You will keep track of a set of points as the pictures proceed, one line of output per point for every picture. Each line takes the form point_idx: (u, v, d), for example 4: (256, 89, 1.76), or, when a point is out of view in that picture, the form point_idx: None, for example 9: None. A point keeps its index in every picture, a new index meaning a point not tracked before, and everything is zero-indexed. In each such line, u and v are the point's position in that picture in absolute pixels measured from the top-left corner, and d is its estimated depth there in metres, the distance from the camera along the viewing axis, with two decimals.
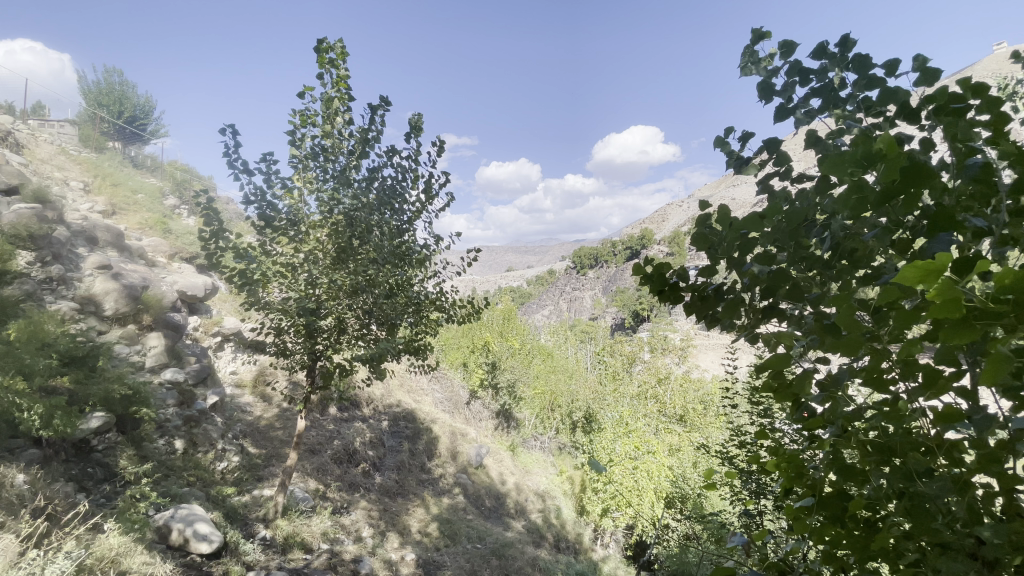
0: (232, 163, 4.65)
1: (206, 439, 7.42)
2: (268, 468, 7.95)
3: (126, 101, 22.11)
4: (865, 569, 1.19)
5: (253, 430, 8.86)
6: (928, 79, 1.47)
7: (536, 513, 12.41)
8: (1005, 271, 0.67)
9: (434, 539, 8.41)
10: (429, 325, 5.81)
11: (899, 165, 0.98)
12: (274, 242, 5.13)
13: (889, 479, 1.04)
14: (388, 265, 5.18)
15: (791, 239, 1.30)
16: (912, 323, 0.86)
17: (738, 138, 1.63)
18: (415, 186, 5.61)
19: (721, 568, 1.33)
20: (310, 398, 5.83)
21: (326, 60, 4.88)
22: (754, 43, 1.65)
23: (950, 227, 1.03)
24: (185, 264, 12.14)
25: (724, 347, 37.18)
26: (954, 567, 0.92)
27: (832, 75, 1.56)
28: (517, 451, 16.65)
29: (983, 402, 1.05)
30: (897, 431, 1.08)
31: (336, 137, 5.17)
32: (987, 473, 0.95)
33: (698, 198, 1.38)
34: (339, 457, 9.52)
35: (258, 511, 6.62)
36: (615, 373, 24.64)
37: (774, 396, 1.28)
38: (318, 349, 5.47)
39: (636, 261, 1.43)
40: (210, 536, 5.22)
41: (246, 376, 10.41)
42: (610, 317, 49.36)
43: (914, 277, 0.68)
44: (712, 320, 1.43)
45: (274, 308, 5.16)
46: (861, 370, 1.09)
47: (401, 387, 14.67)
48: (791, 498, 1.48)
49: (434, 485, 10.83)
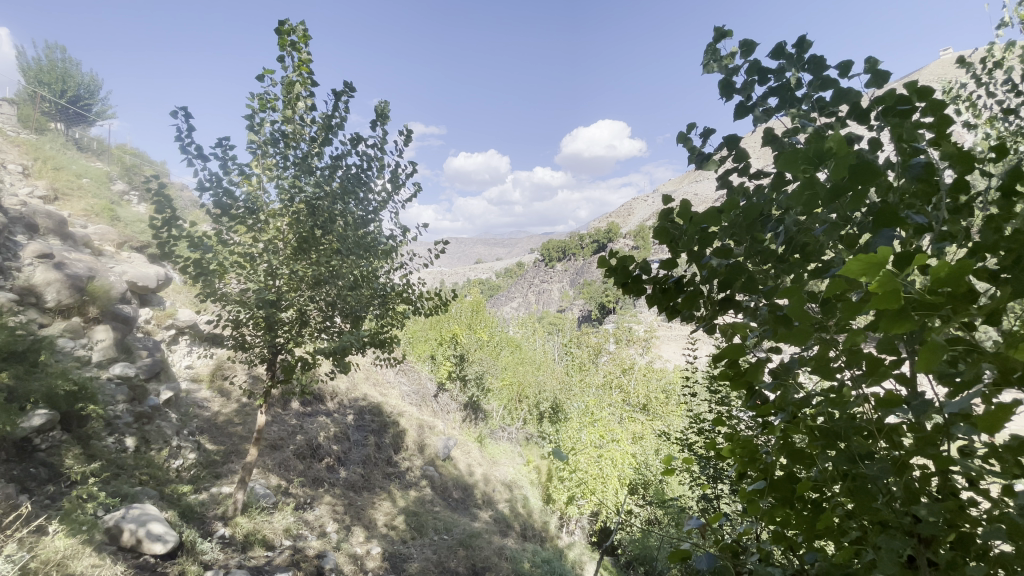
0: (185, 148, 4.42)
1: (159, 437, 7.11)
2: (227, 465, 7.71)
3: (71, 79, 20.77)
4: (812, 547, 1.25)
5: (210, 426, 8.56)
6: (878, 80, 1.54)
7: (503, 503, 12.49)
8: (940, 263, 0.71)
9: (400, 532, 8.37)
10: (395, 317, 5.76)
11: (849, 163, 1.02)
12: (231, 231, 4.90)
13: (835, 462, 1.09)
14: (352, 256, 5.11)
15: (747, 233, 1.33)
16: (857, 313, 0.90)
17: (699, 134, 1.66)
18: (381, 175, 5.49)
19: (677, 551, 1.36)
20: (271, 392, 5.65)
21: (287, 43, 4.70)
22: (716, 41, 1.69)
23: (894, 223, 1.08)
24: (135, 253, 11.55)
25: (685, 338, 38.29)
26: (894, 544, 0.98)
27: (789, 75, 1.61)
28: (485, 442, 16.66)
29: (920, 389, 1.11)
30: (841, 416, 1.14)
31: (297, 123, 5.01)
32: (923, 455, 1.02)
33: (662, 193, 1.40)
34: (302, 451, 9.31)
35: (216, 509, 6.41)
36: (582, 364, 25.03)
37: (729, 384, 1.31)
38: (278, 342, 5.32)
39: (601, 253, 1.47)
40: (164, 536, 5.03)
41: (203, 371, 10.04)
42: (577, 309, 49.98)
43: (859, 269, 0.72)
44: (672, 311, 1.46)
45: (231, 300, 4.97)
46: (810, 358, 1.14)
47: (366, 381, 14.48)
48: (745, 482, 1.53)
49: (401, 478, 10.75)
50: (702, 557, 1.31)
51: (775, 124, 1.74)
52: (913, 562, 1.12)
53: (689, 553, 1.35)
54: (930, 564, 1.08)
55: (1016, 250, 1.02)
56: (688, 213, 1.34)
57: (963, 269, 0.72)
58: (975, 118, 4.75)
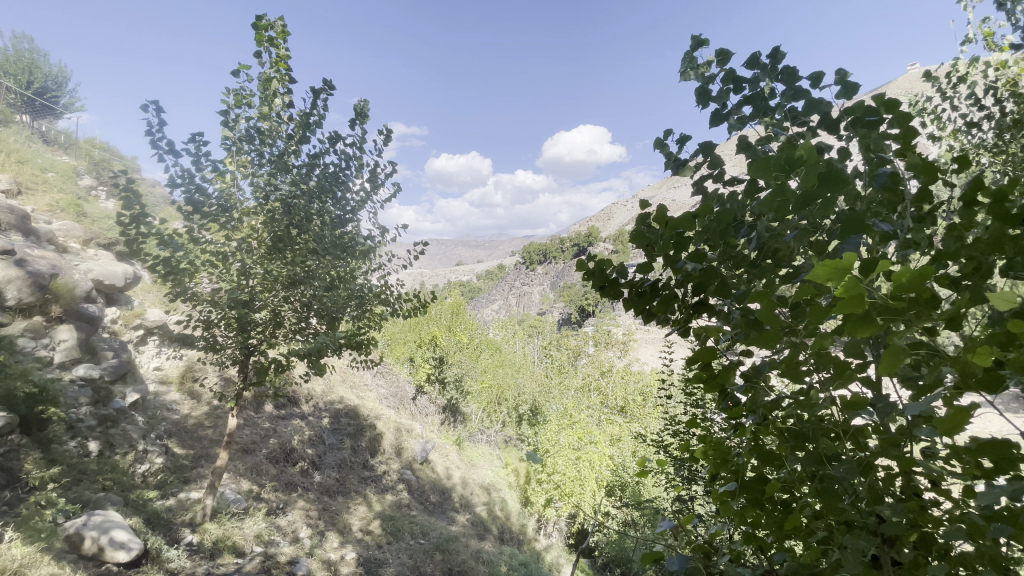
0: (156, 143, 4.29)
1: (125, 440, 6.87)
2: (196, 470, 7.50)
3: (37, 69, 20.09)
4: (782, 548, 1.26)
5: (179, 430, 8.30)
6: (847, 91, 1.58)
7: (481, 506, 12.43)
8: (902, 269, 0.73)
9: (375, 537, 8.24)
10: (372, 319, 5.69)
11: (817, 171, 1.05)
12: (203, 228, 4.74)
13: (804, 463, 1.11)
14: (329, 257, 5.07)
15: (721, 238, 1.35)
16: (824, 318, 0.92)
17: (675, 140, 1.68)
18: (359, 175, 5.42)
19: (651, 553, 1.36)
20: (243, 395, 5.50)
21: (264, 39, 4.61)
22: (692, 49, 1.72)
23: (860, 230, 1.11)
24: (102, 251, 11.16)
25: (662, 340, 38.81)
26: (860, 543, 0.99)
27: (763, 85, 1.65)
28: (463, 444, 16.56)
29: (884, 391, 1.14)
30: (809, 419, 1.17)
31: (274, 120, 4.92)
32: (887, 456, 1.05)
33: (639, 197, 1.42)
34: (275, 455, 9.12)
35: (184, 515, 6.22)
36: (561, 367, 25.14)
37: (701, 386, 1.33)
38: (251, 343, 5.20)
39: (579, 256, 1.49)
40: (128, 544, 4.86)
41: (173, 373, 9.75)
42: (557, 312, 50.18)
43: (823, 275, 0.74)
44: (648, 315, 1.48)
45: (203, 300, 4.84)
46: (781, 361, 1.16)
47: (342, 383, 14.27)
48: (718, 484, 1.55)
49: (377, 482, 10.60)
50: (674, 558, 1.32)
51: (749, 131, 1.78)
52: (877, 562, 1.16)
53: (661, 555, 1.35)
54: (893, 562, 1.10)
55: (975, 258, 1.06)
56: (664, 218, 1.35)
57: (924, 275, 0.74)
58: (940, 131, 4.93)
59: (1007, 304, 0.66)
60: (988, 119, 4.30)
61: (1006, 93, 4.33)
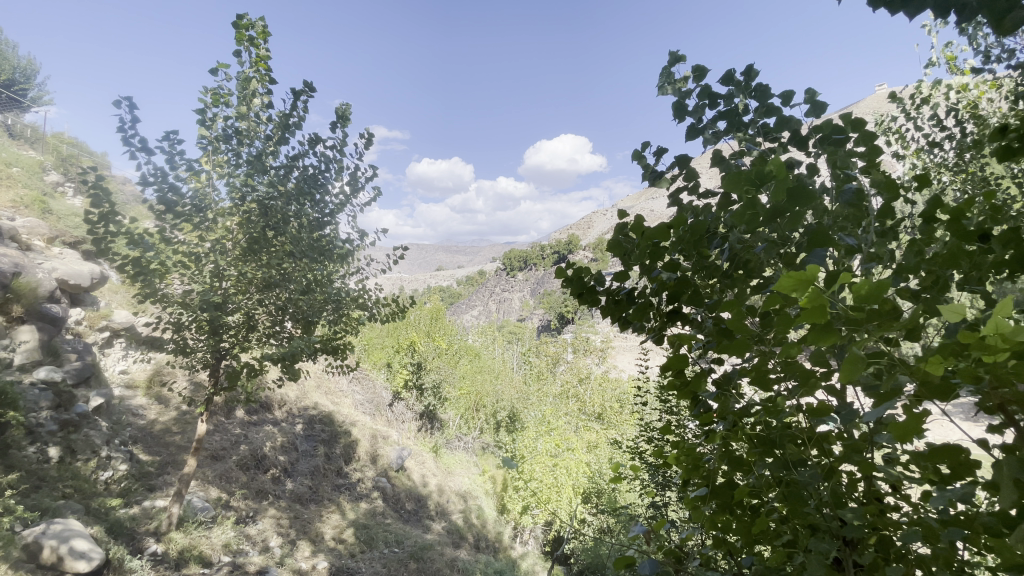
0: (128, 139, 4.17)
1: (87, 446, 6.60)
2: (162, 477, 7.25)
3: (5, 61, 19.41)
4: (751, 551, 1.29)
5: (145, 436, 8.01)
6: (816, 110, 1.64)
7: (457, 514, 12.31)
8: (861, 281, 0.77)
9: (348, 546, 8.08)
10: (349, 323, 5.61)
11: (786, 186, 1.09)
12: (176, 228, 4.60)
13: (771, 469, 1.14)
14: (306, 259, 5.00)
15: (695, 249, 1.38)
16: (790, 327, 0.95)
17: (652, 153, 1.72)
18: (339, 178, 5.38)
19: (622, 558, 1.38)
20: (212, 401, 5.34)
21: (244, 38, 4.55)
22: (670, 65, 1.76)
23: (826, 244, 1.16)
24: (68, 249, 10.78)
25: (638, 348, 39.27)
26: (822, 547, 1.03)
27: (738, 101, 1.70)
28: (440, 451, 16.39)
29: (847, 399, 1.19)
30: (776, 425, 1.20)
31: (252, 120, 4.85)
32: (850, 461, 1.09)
33: (617, 207, 1.44)
34: (246, 462, 8.89)
35: (148, 524, 5.99)
36: (540, 374, 25.21)
37: (675, 393, 1.37)
38: (223, 347, 5.07)
39: (558, 263, 1.52)
40: (89, 553, 4.65)
41: (140, 376, 9.43)
42: (537, 319, 50.27)
43: (789, 286, 0.77)
44: (625, 322, 1.51)
45: (173, 301, 4.71)
46: (749, 369, 1.20)
47: (317, 389, 14.01)
48: (690, 489, 1.57)
49: (351, 490, 10.42)
50: (645, 562, 1.33)
51: (724, 145, 1.83)
52: (839, 565, 1.19)
53: (633, 560, 1.37)
54: (854, 564, 1.14)
55: (934, 271, 1.12)
56: (641, 227, 1.38)
57: (881, 288, 0.77)
58: (904, 149, 5.14)
59: (957, 317, 0.70)
60: (949, 139, 4.51)
61: (965, 115, 4.54)
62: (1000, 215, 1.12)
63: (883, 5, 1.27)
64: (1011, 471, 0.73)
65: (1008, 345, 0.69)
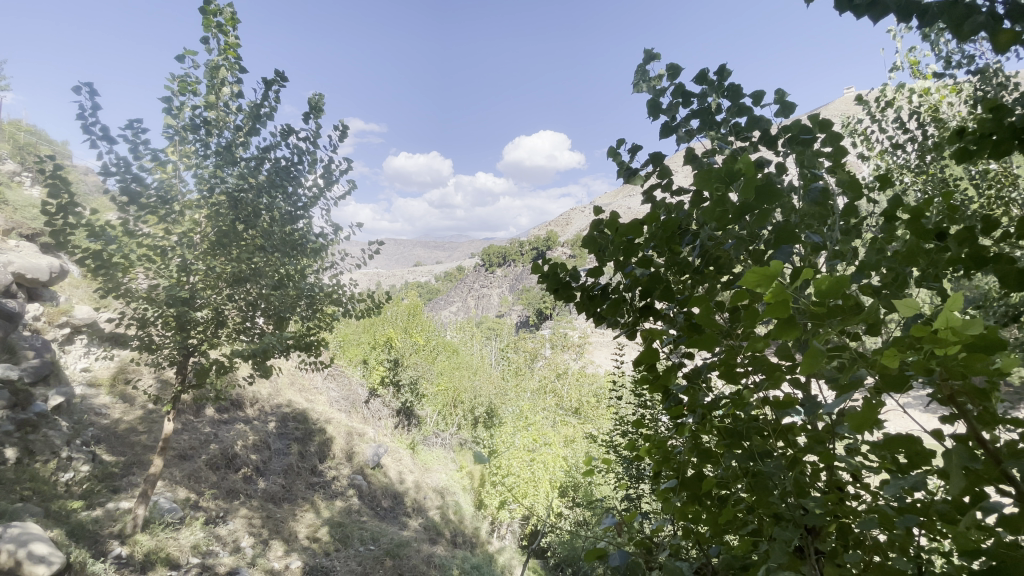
0: (88, 127, 3.99)
1: (46, 447, 6.35)
2: (126, 478, 7.02)
3: None
4: (719, 540, 1.31)
5: (108, 435, 7.74)
6: (785, 111, 1.68)
7: (434, 510, 12.25)
8: (822, 277, 0.78)
9: (323, 544, 7.99)
10: (323, 319, 5.55)
11: (755, 184, 1.12)
12: (140, 221, 4.38)
13: (738, 459, 1.17)
14: (277, 254, 4.95)
15: (667, 246, 1.39)
16: (754, 321, 0.98)
17: (627, 150, 1.73)
18: (313, 170, 5.27)
19: (595, 549, 1.39)
20: (180, 399, 5.17)
21: (213, 24, 4.40)
22: (645, 62, 1.78)
23: (791, 241, 1.19)
24: (24, 242, 10.28)
25: (614, 344, 39.66)
26: (784, 534, 1.06)
27: (710, 100, 1.73)
28: (418, 448, 16.26)
29: (811, 391, 1.22)
30: (744, 417, 1.23)
31: (221, 110, 4.72)
32: (812, 452, 1.13)
33: (593, 203, 1.46)
34: (216, 461, 8.68)
35: (112, 526, 5.79)
36: (518, 369, 25.27)
37: (646, 387, 1.39)
38: (191, 343, 4.91)
39: (536, 260, 1.54)
40: (49, 557, 4.46)
41: (102, 375, 9.09)
42: (516, 315, 50.35)
43: (755, 282, 0.79)
44: (599, 317, 1.53)
45: (138, 296, 4.52)
46: (719, 364, 1.22)
47: (290, 386, 13.76)
48: (660, 481, 1.60)
49: (325, 488, 10.28)
50: (615, 554, 1.35)
51: (697, 144, 1.85)
52: (801, 552, 1.23)
53: (604, 551, 1.38)
54: (816, 551, 1.18)
55: (894, 269, 1.16)
56: (615, 224, 1.40)
57: (841, 283, 0.79)
58: (869, 151, 5.32)
59: (912, 312, 0.72)
60: (910, 141, 4.68)
61: (926, 118, 4.71)
62: (955, 215, 1.17)
63: (848, 9, 1.30)
64: (959, 460, 0.76)
65: (957, 339, 0.71)
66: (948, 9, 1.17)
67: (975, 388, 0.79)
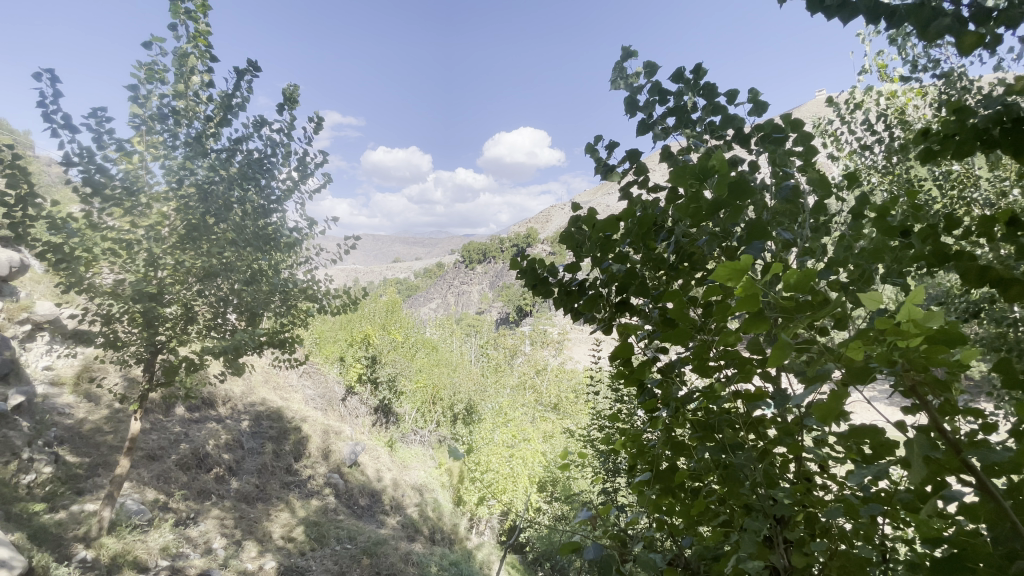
0: (49, 115, 3.82)
1: (5, 448, 6.09)
2: (92, 480, 6.80)
3: None
4: (692, 530, 1.33)
5: (72, 436, 7.47)
6: (758, 110, 1.71)
7: (413, 507, 12.17)
8: (791, 272, 0.78)
9: (298, 544, 7.88)
10: (297, 315, 5.45)
11: (728, 181, 1.14)
12: (105, 213, 4.22)
13: (711, 452, 1.19)
14: (250, 249, 4.85)
15: (643, 241, 1.40)
16: (725, 315, 0.99)
17: (605, 147, 1.74)
18: (287, 163, 5.15)
19: (570, 543, 1.40)
20: (147, 397, 5.02)
21: (181, 10, 4.25)
22: (622, 60, 1.79)
23: (763, 238, 1.21)
24: None
25: (593, 340, 39.96)
26: (754, 524, 1.07)
27: (686, 98, 1.75)
28: (396, 446, 16.14)
29: (782, 384, 1.25)
30: (715, 410, 1.25)
31: (190, 99, 4.58)
32: (783, 443, 1.15)
33: (571, 200, 1.47)
34: (186, 462, 8.46)
35: (76, 529, 5.56)
36: (497, 366, 25.30)
37: (622, 382, 1.40)
38: (159, 340, 4.75)
39: (514, 255, 1.54)
40: (8, 562, 4.28)
41: (66, 373, 8.77)
42: (496, 312, 50.34)
43: (726, 276, 0.80)
44: (577, 313, 1.53)
45: (102, 292, 4.34)
46: (692, 359, 1.24)
47: (265, 384, 13.50)
48: (635, 474, 1.61)
49: (301, 487, 10.13)
50: (589, 547, 1.35)
51: (673, 143, 1.87)
52: (771, 542, 1.26)
53: (579, 544, 1.39)
54: (784, 540, 1.21)
55: (860, 266, 1.21)
56: (592, 221, 1.41)
57: (809, 277, 0.80)
58: (838, 152, 5.47)
59: (877, 305, 0.74)
60: (878, 143, 4.82)
61: (893, 120, 4.86)
62: (919, 212, 1.21)
63: (820, 11, 1.33)
64: (919, 449, 0.77)
65: (918, 332, 0.74)
66: (915, 10, 1.20)
67: (935, 379, 0.81)
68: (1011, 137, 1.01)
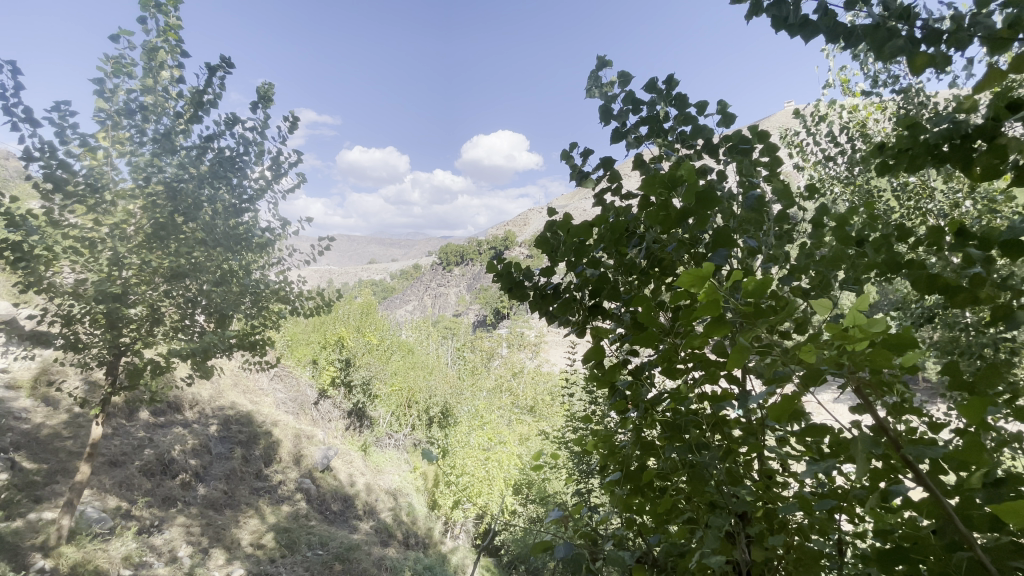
0: (8, 108, 3.66)
1: None
2: (49, 487, 6.50)
3: None
4: (660, 527, 1.37)
5: (29, 441, 7.13)
6: (727, 121, 1.78)
7: (386, 512, 12.01)
8: (749, 279, 0.82)
9: (268, 551, 7.72)
10: (269, 317, 5.33)
11: (696, 190, 1.18)
12: (67, 210, 4.06)
13: (678, 452, 1.23)
14: (219, 249, 4.79)
15: (615, 246, 1.43)
16: (691, 320, 1.03)
17: (580, 154, 1.78)
18: (260, 162, 5.07)
19: (542, 542, 1.42)
20: (109, 401, 4.82)
21: (151, 3, 4.14)
22: (598, 69, 1.83)
23: (728, 246, 1.26)
24: None
25: (569, 343, 40.17)
26: (718, 521, 1.11)
27: (659, 108, 1.80)
28: (370, 450, 15.88)
29: (746, 385, 1.30)
30: (683, 411, 1.29)
31: (160, 95, 4.52)
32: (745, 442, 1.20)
33: (546, 204, 1.50)
34: (150, 468, 8.17)
35: (33, 538, 5.21)
36: (473, 368, 25.24)
37: (594, 383, 1.43)
38: (122, 342, 4.56)
39: (491, 259, 1.56)
40: None
41: (22, 376, 8.36)
42: (473, 315, 50.19)
43: (689, 282, 0.83)
44: (551, 316, 1.56)
45: (63, 291, 4.13)
46: (661, 361, 1.28)
47: (234, 388, 13.15)
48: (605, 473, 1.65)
49: (271, 493, 9.89)
50: (560, 546, 1.37)
51: (646, 151, 1.92)
52: (734, 538, 1.30)
53: (550, 543, 1.41)
54: (746, 535, 1.26)
55: (819, 272, 1.27)
56: (567, 226, 1.44)
57: (766, 284, 0.84)
58: (803, 162, 5.67)
59: (827, 310, 0.79)
60: (841, 154, 5.01)
61: (855, 133, 5.07)
62: (875, 222, 1.28)
63: (783, 29, 1.40)
64: (865, 446, 0.82)
65: (864, 336, 0.78)
66: (871, 32, 1.28)
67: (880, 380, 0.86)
68: (958, 152, 1.08)
